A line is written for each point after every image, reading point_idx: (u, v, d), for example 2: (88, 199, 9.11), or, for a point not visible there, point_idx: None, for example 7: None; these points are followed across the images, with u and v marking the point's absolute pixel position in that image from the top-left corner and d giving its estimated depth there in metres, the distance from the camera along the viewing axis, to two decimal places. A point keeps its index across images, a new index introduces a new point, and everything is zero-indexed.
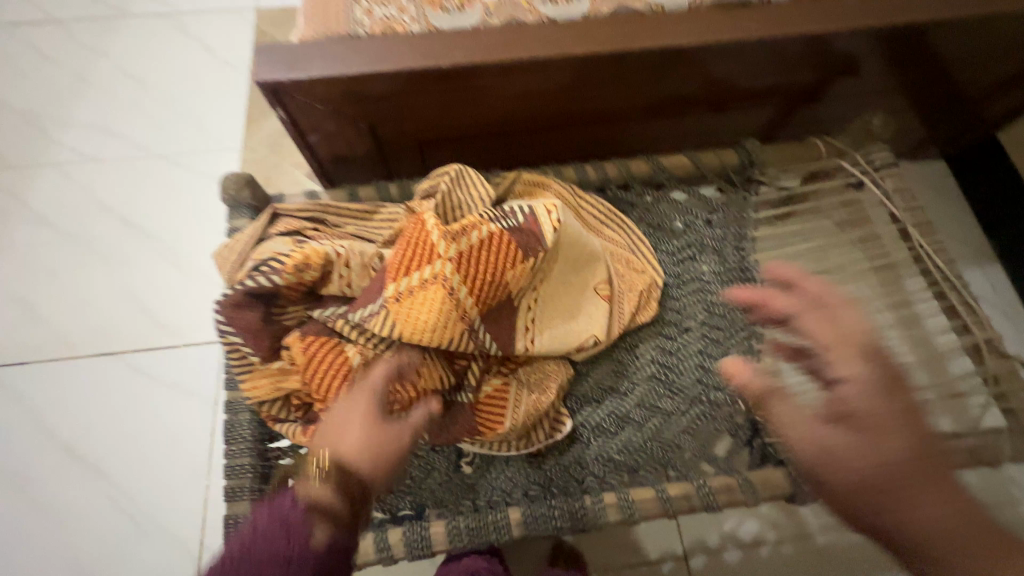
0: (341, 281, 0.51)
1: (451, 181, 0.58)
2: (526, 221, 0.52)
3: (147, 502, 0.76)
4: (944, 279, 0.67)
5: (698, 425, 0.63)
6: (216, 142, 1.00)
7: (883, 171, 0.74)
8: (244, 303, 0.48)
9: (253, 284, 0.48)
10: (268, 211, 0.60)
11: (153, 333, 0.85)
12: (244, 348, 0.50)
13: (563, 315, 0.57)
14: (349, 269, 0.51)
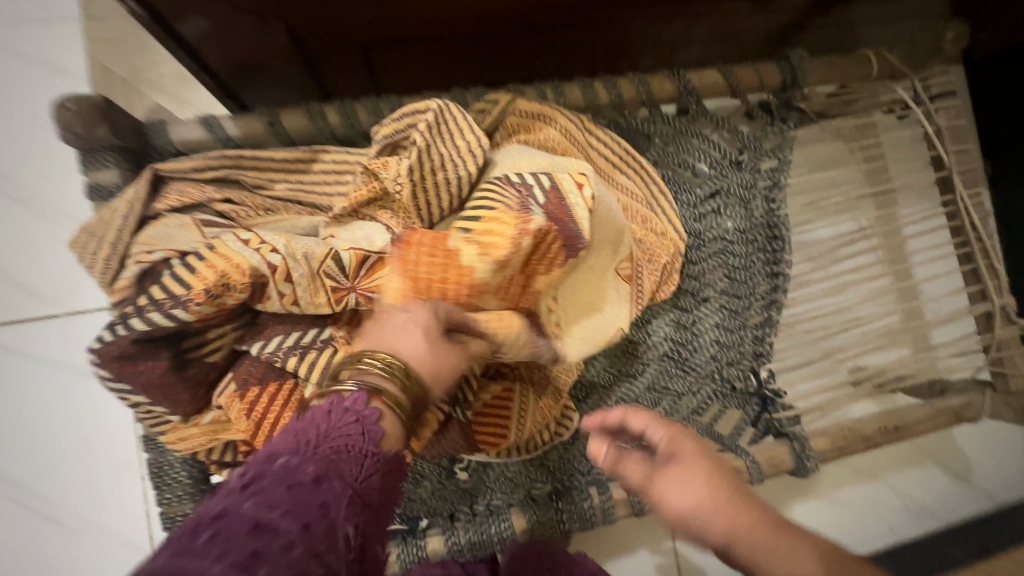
0: (283, 301, 0.35)
1: (427, 130, 0.38)
2: (549, 203, 0.38)
3: (67, 502, 0.64)
4: (976, 236, 0.61)
5: (708, 404, 0.58)
6: (36, 6, 0.66)
7: (938, 102, 0.63)
8: (138, 351, 0.32)
9: (142, 324, 0.32)
10: (146, 173, 0.40)
11: (16, 299, 0.64)
12: (150, 401, 0.35)
13: (586, 313, 0.45)
14: (293, 286, 0.34)
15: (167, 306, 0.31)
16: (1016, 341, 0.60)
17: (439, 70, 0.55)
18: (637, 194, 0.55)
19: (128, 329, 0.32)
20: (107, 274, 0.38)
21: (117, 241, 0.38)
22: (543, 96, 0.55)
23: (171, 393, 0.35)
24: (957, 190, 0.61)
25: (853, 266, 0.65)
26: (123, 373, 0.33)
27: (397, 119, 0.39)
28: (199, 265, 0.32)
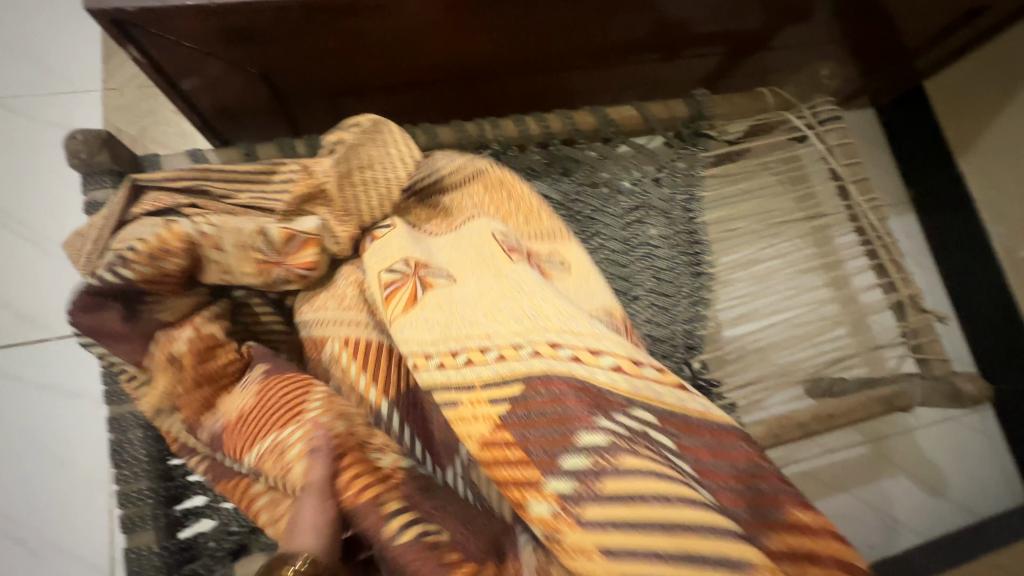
0: (218, 268, 0.42)
1: (361, 133, 0.48)
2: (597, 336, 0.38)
3: (33, 520, 0.66)
4: (876, 235, 0.68)
5: None
6: (64, 81, 0.80)
7: (827, 125, 0.73)
8: (93, 304, 0.39)
9: (100, 280, 0.39)
10: (129, 184, 0.48)
11: (12, 325, 0.71)
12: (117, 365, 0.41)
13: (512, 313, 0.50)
14: (224, 253, 0.41)
15: (117, 265, 0.39)
16: (927, 327, 0.66)
17: (394, 107, 0.66)
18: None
19: (92, 289, 0.39)
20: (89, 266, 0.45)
21: (100, 237, 0.46)
22: (480, 131, 0.65)
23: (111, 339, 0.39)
24: (853, 197, 0.70)
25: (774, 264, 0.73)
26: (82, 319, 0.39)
27: (339, 128, 0.48)
28: (147, 237, 0.39)
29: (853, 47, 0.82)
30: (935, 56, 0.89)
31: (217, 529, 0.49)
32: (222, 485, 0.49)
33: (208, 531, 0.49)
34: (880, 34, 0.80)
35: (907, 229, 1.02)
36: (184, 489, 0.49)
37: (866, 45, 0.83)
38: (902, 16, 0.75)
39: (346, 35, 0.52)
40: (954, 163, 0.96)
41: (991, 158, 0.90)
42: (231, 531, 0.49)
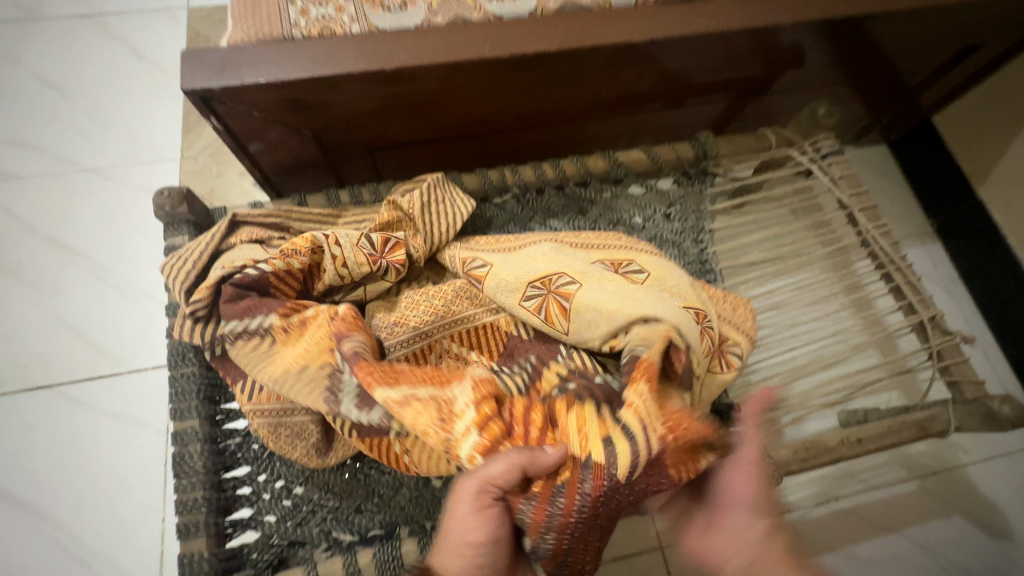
0: (334, 264, 0.53)
1: (429, 184, 0.61)
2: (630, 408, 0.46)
3: (96, 541, 0.71)
4: (887, 259, 0.71)
5: None
6: (151, 152, 0.94)
7: (830, 159, 0.77)
8: (237, 294, 0.50)
9: (239, 276, 0.50)
10: (228, 220, 0.57)
11: (91, 361, 0.80)
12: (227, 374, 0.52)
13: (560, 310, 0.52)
14: (340, 248, 0.54)
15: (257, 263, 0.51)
16: (952, 348, 0.66)
17: (426, 159, 0.76)
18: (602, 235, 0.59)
19: (250, 271, 0.50)
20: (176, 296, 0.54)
21: (193, 270, 0.54)
22: (502, 177, 0.72)
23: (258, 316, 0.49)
24: (862, 224, 0.72)
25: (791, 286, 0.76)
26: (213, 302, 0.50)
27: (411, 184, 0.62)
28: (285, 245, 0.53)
29: (854, 86, 0.87)
30: (938, 91, 0.92)
31: (260, 541, 0.53)
32: (266, 498, 0.55)
33: (252, 542, 0.53)
34: (878, 74, 0.85)
35: (933, 258, 1.01)
36: (232, 500, 0.54)
37: (868, 84, 0.88)
38: (895, 57, 0.80)
39: (385, 99, 0.61)
40: (974, 191, 0.97)
41: (1011, 185, 0.91)
42: (273, 543, 0.53)
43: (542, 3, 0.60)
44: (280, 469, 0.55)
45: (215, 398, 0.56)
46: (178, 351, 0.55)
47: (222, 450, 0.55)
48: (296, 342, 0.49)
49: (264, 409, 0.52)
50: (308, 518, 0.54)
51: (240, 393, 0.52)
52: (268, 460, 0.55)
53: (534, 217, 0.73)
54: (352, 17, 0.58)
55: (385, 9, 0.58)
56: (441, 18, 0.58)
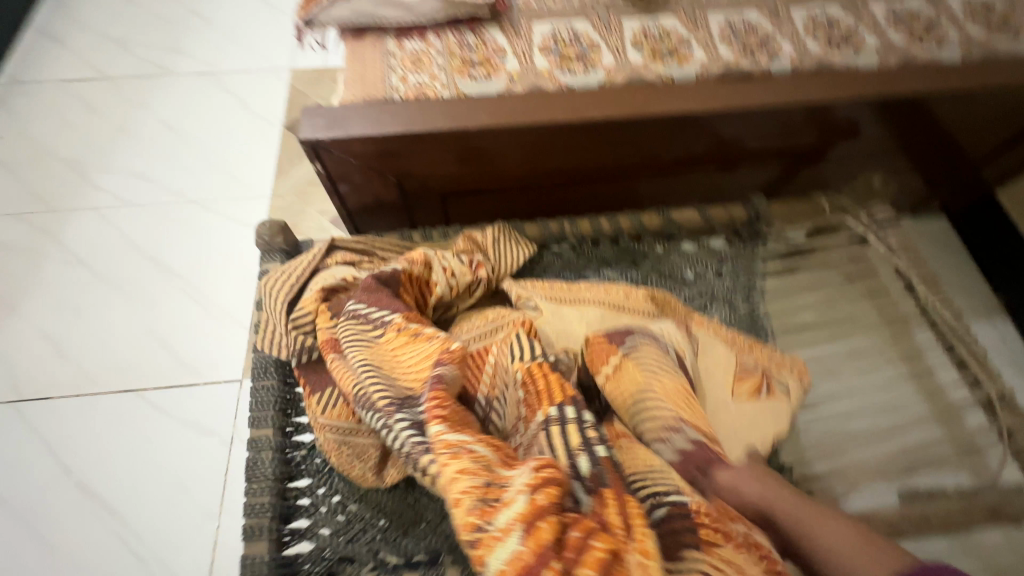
0: (445, 273, 0.63)
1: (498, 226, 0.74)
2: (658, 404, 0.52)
3: (156, 540, 0.76)
4: (951, 329, 0.70)
5: None
6: (247, 188, 1.06)
7: (886, 227, 0.77)
8: (374, 285, 0.58)
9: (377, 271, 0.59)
10: (325, 242, 0.66)
11: (175, 371, 0.88)
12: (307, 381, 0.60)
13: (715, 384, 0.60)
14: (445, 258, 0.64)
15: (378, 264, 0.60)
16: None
17: (491, 208, 0.82)
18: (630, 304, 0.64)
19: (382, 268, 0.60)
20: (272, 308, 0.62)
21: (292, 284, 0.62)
22: (561, 227, 0.77)
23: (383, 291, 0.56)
24: (923, 293, 0.73)
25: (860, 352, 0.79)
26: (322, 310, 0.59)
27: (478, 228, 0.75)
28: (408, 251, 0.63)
29: (909, 160, 0.89)
30: (1000, 167, 0.92)
31: (314, 553, 0.55)
32: (323, 511, 0.58)
33: (305, 553, 0.55)
34: (934, 149, 0.87)
35: (1001, 336, 0.97)
36: (293, 509, 0.57)
37: (924, 158, 0.89)
38: (952, 134, 0.82)
39: (464, 152, 0.68)
40: None
41: None
42: (326, 556, 0.55)
43: (609, 77, 0.68)
44: (338, 485, 0.59)
45: (286, 411, 0.61)
46: (262, 365, 0.62)
47: (288, 460, 0.59)
48: (406, 347, 0.52)
49: (333, 424, 0.57)
50: (359, 535, 0.57)
51: (316, 404, 0.58)
52: (327, 474, 0.59)
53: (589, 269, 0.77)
54: (443, 84, 0.66)
55: (472, 78, 0.66)
56: (520, 86, 0.66)
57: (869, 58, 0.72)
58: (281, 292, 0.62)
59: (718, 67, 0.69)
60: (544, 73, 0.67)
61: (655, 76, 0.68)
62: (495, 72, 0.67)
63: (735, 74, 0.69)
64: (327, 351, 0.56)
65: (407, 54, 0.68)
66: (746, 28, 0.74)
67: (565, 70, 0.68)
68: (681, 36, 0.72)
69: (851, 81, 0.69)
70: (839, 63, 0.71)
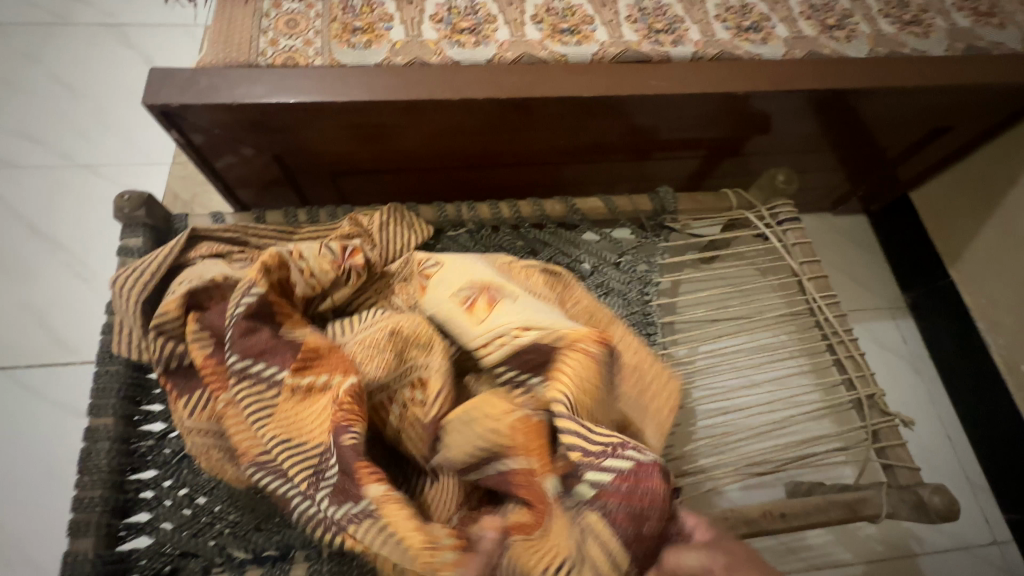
0: (303, 275, 0.56)
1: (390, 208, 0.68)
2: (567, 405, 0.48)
3: (18, 527, 0.72)
4: (834, 332, 0.70)
5: None
6: (144, 154, 0.99)
7: (787, 225, 0.77)
8: (246, 329, 0.50)
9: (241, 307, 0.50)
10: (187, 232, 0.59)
11: (50, 349, 0.82)
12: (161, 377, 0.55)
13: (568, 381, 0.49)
14: (306, 258, 0.57)
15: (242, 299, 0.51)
16: (890, 429, 0.64)
17: (390, 187, 0.78)
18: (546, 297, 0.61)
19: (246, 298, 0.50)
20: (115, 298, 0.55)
21: (146, 276, 0.55)
22: (457, 212, 0.73)
23: (263, 362, 0.49)
24: (810, 292, 0.73)
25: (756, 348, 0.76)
26: (190, 321, 0.52)
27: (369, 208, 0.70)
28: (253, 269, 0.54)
29: (823, 156, 0.88)
30: (912, 168, 0.93)
31: (151, 548, 0.53)
32: (167, 505, 0.55)
33: (142, 548, 0.53)
34: (848, 146, 0.86)
35: (905, 334, 1.00)
36: (132, 502, 0.54)
37: (838, 155, 0.89)
38: (862, 132, 0.81)
39: (343, 128, 0.64)
40: (946, 270, 0.96)
41: (981, 267, 0.90)
42: (164, 551, 0.53)
43: (500, 53, 0.64)
44: (185, 476, 0.55)
45: (135, 399, 0.58)
46: (107, 348, 0.57)
47: (132, 451, 0.56)
48: (300, 409, 0.48)
49: (203, 428, 0.51)
50: (204, 530, 0.54)
51: (182, 408, 0.52)
52: (173, 466, 0.56)
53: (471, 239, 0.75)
54: (318, 50, 0.61)
55: (350, 47, 0.61)
56: (402, 57, 0.61)
57: (776, 49, 0.70)
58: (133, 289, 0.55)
59: (617, 50, 0.66)
60: (430, 45, 0.63)
61: (550, 55, 0.64)
62: (377, 41, 0.62)
63: (635, 58, 0.66)
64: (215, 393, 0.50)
65: (282, 16, 0.63)
66: (656, 10, 0.71)
67: (454, 43, 0.63)
68: (586, 14, 0.69)
69: (751, 72, 0.66)
70: (744, 53, 0.69)
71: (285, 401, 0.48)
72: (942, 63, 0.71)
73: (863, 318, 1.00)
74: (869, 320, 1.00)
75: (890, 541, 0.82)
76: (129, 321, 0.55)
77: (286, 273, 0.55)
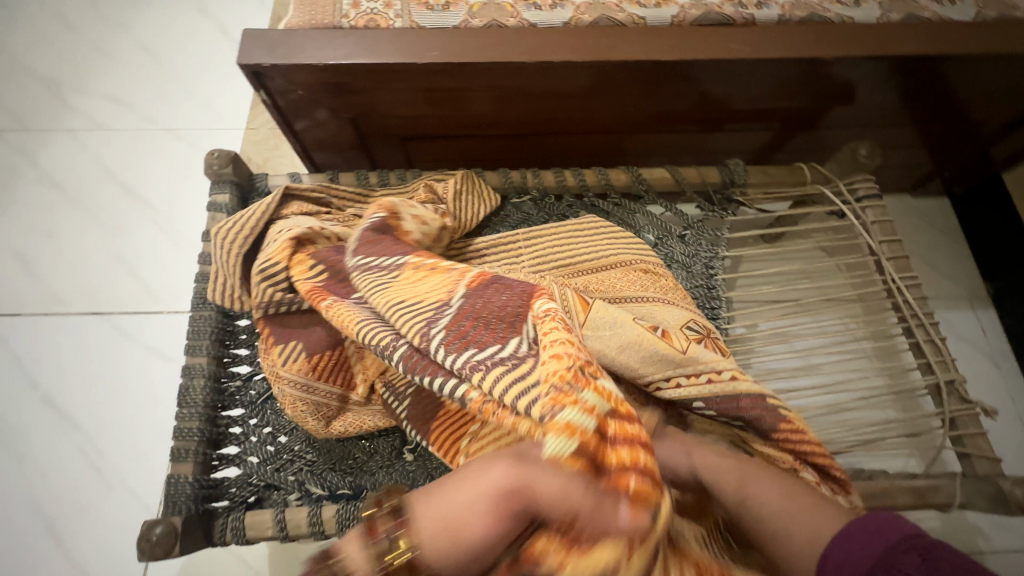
0: (414, 221, 0.58)
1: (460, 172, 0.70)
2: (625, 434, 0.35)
3: (114, 454, 0.80)
4: (915, 315, 0.67)
5: None
6: (221, 120, 1.03)
7: (865, 202, 0.73)
8: (375, 238, 0.52)
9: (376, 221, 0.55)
10: (280, 190, 0.62)
11: (139, 298, 0.89)
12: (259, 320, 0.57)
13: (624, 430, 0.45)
14: (416, 208, 0.59)
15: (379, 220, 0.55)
16: (970, 418, 0.61)
17: (456, 153, 0.80)
18: (653, 291, 0.62)
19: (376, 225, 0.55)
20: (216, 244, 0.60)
21: (247, 230, 0.59)
22: (522, 178, 0.74)
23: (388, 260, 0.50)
24: (888, 273, 0.69)
25: (825, 327, 0.74)
26: (301, 262, 0.54)
27: (436, 175, 0.71)
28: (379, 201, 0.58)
29: (910, 131, 0.83)
30: (1009, 147, 0.86)
31: (241, 478, 0.58)
32: (252, 441, 0.59)
33: (232, 478, 0.58)
34: (938, 120, 0.80)
35: (984, 326, 0.94)
36: (223, 436, 0.59)
37: (927, 130, 0.83)
38: (959, 104, 0.75)
39: (419, 93, 0.65)
40: None
41: None
42: (252, 482, 0.58)
43: (577, 15, 0.63)
44: (269, 417, 0.60)
45: (225, 342, 0.63)
46: (202, 294, 0.62)
47: (223, 390, 0.61)
48: (423, 280, 0.47)
49: (297, 378, 0.55)
50: (286, 465, 0.58)
51: (278, 356, 0.55)
52: (260, 406, 0.60)
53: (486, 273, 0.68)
54: (398, 13, 0.62)
55: (429, 8, 0.62)
56: (479, 20, 0.62)
57: (871, 11, 0.66)
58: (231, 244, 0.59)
59: (697, 12, 0.63)
60: (506, 7, 0.62)
61: (627, 17, 0.63)
62: (454, 2, 0.63)
63: (717, 22, 0.64)
64: (316, 300, 0.50)
65: None
66: None
67: (530, 5, 0.63)
68: None
69: (843, 35, 0.63)
70: (834, 16, 0.65)
71: (406, 278, 0.48)
72: None
73: (938, 306, 0.95)
74: (943, 309, 0.95)
75: (952, 536, 0.78)
76: (227, 273, 0.59)
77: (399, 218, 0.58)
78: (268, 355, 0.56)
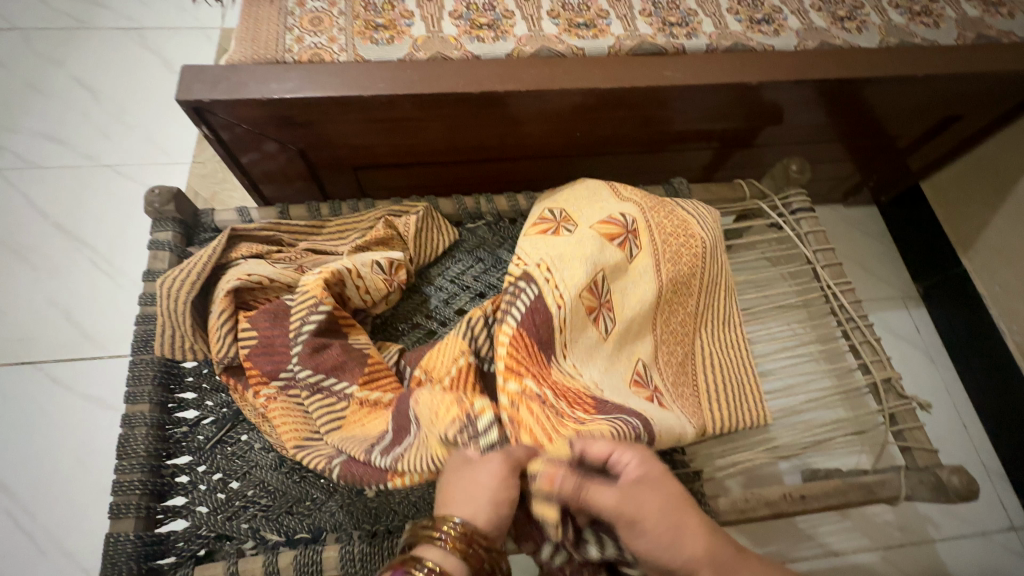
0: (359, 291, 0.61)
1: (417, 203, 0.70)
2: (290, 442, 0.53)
3: (46, 517, 0.74)
4: (850, 317, 0.72)
5: None
6: (165, 155, 1.00)
7: (799, 215, 0.77)
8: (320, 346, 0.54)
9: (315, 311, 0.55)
10: (226, 234, 0.61)
11: (78, 343, 0.84)
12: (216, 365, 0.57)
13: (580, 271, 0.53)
14: (362, 279, 0.60)
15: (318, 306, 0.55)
16: (908, 412, 0.64)
17: (408, 181, 0.80)
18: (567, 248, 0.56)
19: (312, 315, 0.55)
20: (168, 287, 0.58)
21: (197, 276, 0.58)
22: (476, 204, 0.74)
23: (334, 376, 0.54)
24: (823, 279, 0.73)
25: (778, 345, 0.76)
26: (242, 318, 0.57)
27: (394, 206, 0.70)
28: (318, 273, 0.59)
29: (834, 148, 0.90)
30: (924, 157, 0.93)
31: (188, 530, 0.54)
32: (201, 490, 0.56)
33: (179, 531, 0.54)
34: (859, 136, 0.87)
35: (917, 323, 1.00)
36: (168, 487, 0.56)
37: (849, 146, 0.90)
38: (876, 121, 0.82)
39: (368, 124, 0.65)
40: (958, 261, 0.96)
41: (994, 255, 0.91)
42: (201, 534, 0.54)
43: (519, 48, 0.66)
44: (219, 463, 0.57)
45: (169, 386, 0.60)
46: (144, 338, 0.60)
47: (167, 437, 0.58)
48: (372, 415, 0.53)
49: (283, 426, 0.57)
50: (239, 513, 0.55)
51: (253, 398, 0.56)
52: (208, 453, 0.57)
53: (447, 302, 0.68)
54: (342, 48, 0.64)
55: (374, 43, 0.64)
56: (424, 52, 0.64)
57: (788, 39, 0.71)
58: (182, 290, 0.58)
59: (632, 43, 0.67)
60: (451, 41, 0.65)
61: (566, 48, 0.66)
62: (399, 37, 0.65)
63: (650, 51, 0.68)
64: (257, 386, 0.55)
65: (307, 14, 0.66)
66: (669, 5, 0.73)
67: (474, 38, 0.66)
68: (601, 8, 0.71)
69: (767, 61, 0.68)
70: (757, 43, 0.70)
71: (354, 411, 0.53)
72: (956, 51, 0.71)
73: (876, 308, 1.01)
74: (882, 310, 1.01)
75: (905, 527, 0.83)
76: (176, 322, 0.58)
77: (342, 288, 0.60)
78: (245, 403, 0.57)
